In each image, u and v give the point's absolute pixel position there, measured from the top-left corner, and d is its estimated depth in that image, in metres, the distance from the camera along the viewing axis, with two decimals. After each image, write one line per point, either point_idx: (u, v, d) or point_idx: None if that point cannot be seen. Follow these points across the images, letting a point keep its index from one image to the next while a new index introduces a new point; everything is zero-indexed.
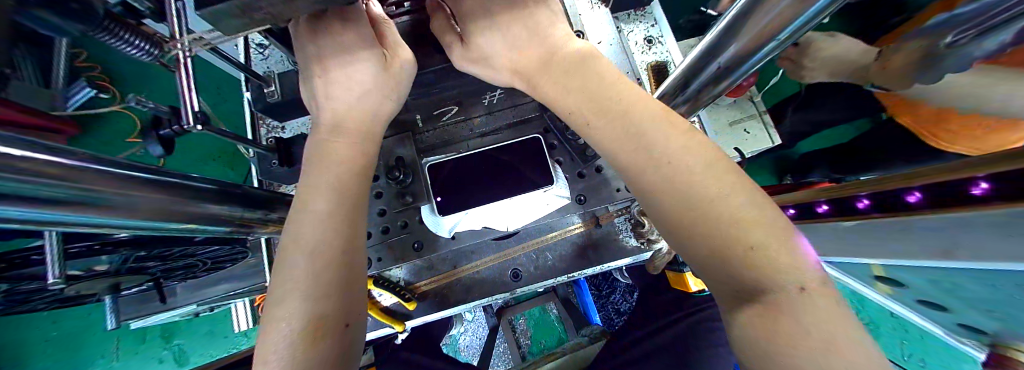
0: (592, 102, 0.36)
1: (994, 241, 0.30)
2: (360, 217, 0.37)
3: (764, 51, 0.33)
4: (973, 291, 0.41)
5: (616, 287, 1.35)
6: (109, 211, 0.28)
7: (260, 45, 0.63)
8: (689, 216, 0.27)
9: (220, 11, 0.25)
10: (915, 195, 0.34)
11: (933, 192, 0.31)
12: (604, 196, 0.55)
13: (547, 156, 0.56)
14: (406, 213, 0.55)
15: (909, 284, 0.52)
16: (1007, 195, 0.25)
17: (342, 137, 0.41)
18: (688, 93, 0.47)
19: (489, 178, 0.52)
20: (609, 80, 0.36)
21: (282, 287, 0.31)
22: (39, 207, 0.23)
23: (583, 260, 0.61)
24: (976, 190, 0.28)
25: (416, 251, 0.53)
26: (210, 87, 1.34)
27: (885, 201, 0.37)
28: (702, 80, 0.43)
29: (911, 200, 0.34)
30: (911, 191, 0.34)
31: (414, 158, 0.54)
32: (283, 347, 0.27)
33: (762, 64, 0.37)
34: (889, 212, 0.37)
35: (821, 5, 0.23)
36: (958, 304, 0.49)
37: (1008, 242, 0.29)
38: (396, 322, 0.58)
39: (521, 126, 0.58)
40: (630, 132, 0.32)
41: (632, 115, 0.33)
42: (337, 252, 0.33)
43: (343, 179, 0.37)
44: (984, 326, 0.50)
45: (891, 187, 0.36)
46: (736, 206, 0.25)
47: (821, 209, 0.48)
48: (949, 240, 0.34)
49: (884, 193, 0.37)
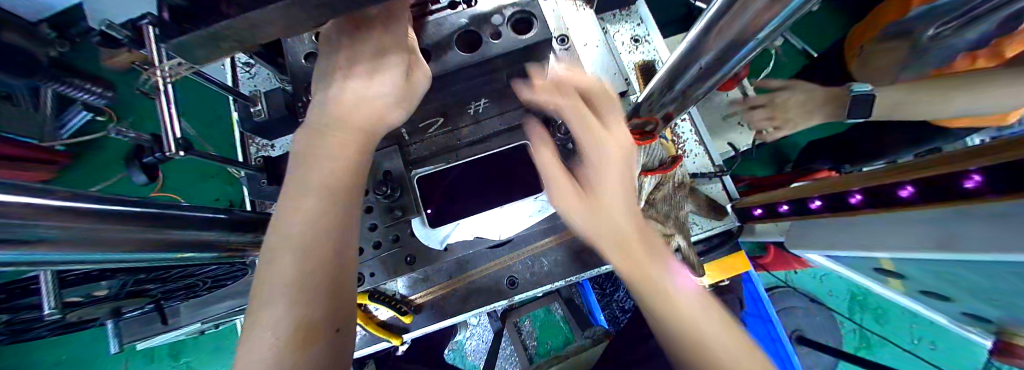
0: (607, 206, 0.37)
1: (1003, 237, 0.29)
2: (354, 212, 0.34)
3: (750, 47, 0.32)
4: (971, 280, 0.41)
5: (620, 285, 1.33)
6: (89, 248, 0.27)
7: (246, 63, 0.62)
8: (690, 339, 0.29)
9: (187, 41, 0.25)
10: (908, 190, 0.33)
11: (928, 186, 0.31)
12: None
13: (537, 162, 0.55)
14: (397, 227, 0.54)
15: (912, 276, 0.51)
16: (1002, 189, 0.24)
17: (337, 132, 0.34)
18: (676, 91, 0.45)
19: (479, 189, 0.53)
20: (618, 185, 0.38)
21: (269, 290, 0.28)
22: (15, 252, 0.22)
23: (579, 265, 0.61)
24: (968, 183, 0.27)
25: (409, 265, 0.53)
26: (197, 105, 1.35)
27: (879, 198, 0.37)
28: (689, 79, 0.42)
29: (904, 195, 0.34)
30: (904, 185, 0.34)
31: (401, 172, 0.52)
32: (269, 355, 0.25)
33: (747, 60, 0.35)
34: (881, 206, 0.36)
35: (791, 8, 0.22)
36: (962, 295, 0.48)
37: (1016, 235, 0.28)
38: (394, 336, 0.58)
39: (509, 134, 0.55)
40: (633, 249, 0.35)
41: (636, 234, 0.36)
42: (328, 253, 0.30)
43: (338, 176, 0.33)
44: (989, 315, 0.49)
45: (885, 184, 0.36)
46: (723, 337, 0.29)
47: (814, 205, 0.46)
48: (959, 231, 0.34)
49: (878, 190, 0.37)
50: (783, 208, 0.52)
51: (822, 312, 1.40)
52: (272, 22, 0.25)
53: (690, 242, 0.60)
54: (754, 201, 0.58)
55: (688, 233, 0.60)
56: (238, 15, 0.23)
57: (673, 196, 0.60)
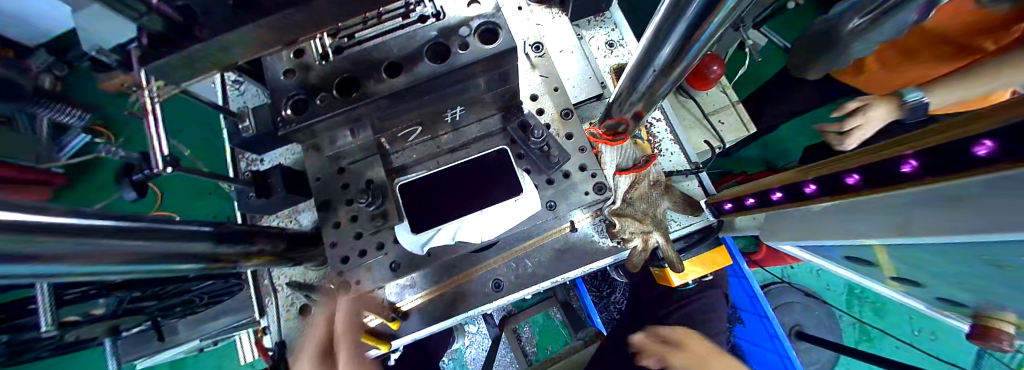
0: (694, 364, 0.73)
1: (951, 220, 0.33)
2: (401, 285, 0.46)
3: (697, 44, 0.33)
4: (937, 264, 0.42)
5: (616, 286, 1.32)
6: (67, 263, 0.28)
7: (236, 82, 0.65)
8: None
9: (162, 65, 0.27)
10: (854, 178, 0.38)
11: (872, 174, 0.36)
12: (573, 200, 0.57)
13: (515, 166, 0.57)
14: (381, 233, 0.55)
15: (884, 263, 0.51)
16: (940, 172, 0.29)
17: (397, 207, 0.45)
18: (640, 92, 0.47)
19: (459, 194, 0.55)
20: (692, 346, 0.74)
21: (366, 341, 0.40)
22: None
23: (562, 265, 0.62)
24: (907, 168, 0.32)
25: (394, 272, 0.55)
26: (185, 126, 1.39)
27: (830, 187, 0.41)
28: (650, 79, 0.44)
29: (850, 182, 0.39)
30: (850, 174, 0.38)
31: (384, 182, 0.54)
32: None
33: (695, 58, 0.38)
34: (833, 195, 0.42)
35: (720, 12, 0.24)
36: (934, 280, 0.49)
37: (963, 220, 0.31)
38: (382, 342, 0.59)
39: (487, 140, 0.58)
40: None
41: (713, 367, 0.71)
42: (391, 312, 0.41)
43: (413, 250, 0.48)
44: (963, 298, 0.50)
45: (835, 171, 0.40)
46: None
47: (776, 197, 0.52)
48: (905, 215, 0.37)
49: (829, 178, 0.41)
50: (749, 201, 0.56)
51: (821, 307, 1.40)
52: (243, 45, 0.27)
53: (669, 238, 0.61)
54: (726, 195, 0.60)
55: (666, 229, 0.62)
56: (206, 39, 0.25)
57: (649, 193, 0.62)
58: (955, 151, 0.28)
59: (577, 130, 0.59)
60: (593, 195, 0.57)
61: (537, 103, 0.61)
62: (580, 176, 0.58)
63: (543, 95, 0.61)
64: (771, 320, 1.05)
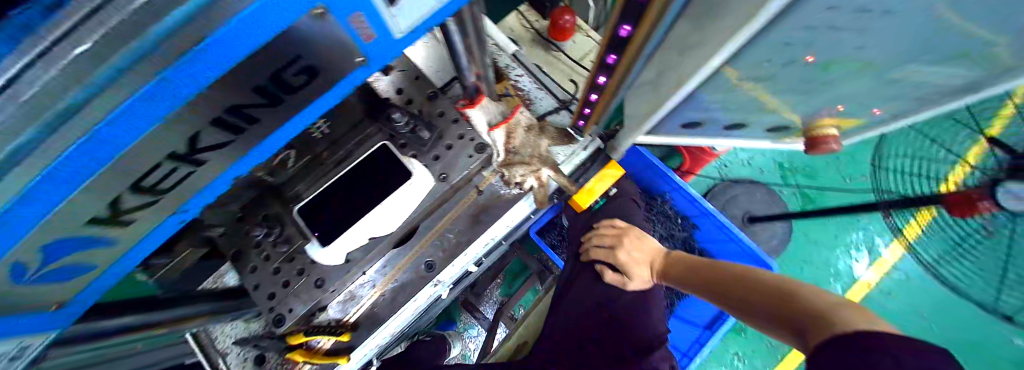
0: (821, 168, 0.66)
1: (692, 53, 0.33)
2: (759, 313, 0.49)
3: (466, 15, 0.44)
4: (735, 99, 0.51)
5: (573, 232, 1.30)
6: None
7: None
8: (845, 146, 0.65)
9: None
10: (611, 57, 0.47)
11: (620, 45, 0.43)
12: (461, 165, 0.64)
13: (400, 155, 0.61)
14: (300, 259, 0.59)
15: (714, 118, 0.60)
16: None
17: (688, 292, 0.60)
18: (465, 55, 0.55)
19: (351, 199, 0.58)
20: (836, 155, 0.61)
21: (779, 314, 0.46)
22: None
23: (481, 224, 0.68)
24: (625, 31, 0.40)
25: (321, 288, 0.59)
26: None
27: (611, 69, 0.49)
28: (459, 42, 0.51)
29: (611, 61, 0.47)
30: (610, 55, 0.47)
31: (277, 212, 0.60)
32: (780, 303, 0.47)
33: (477, 20, 0.47)
34: (616, 76, 0.49)
35: None
36: (757, 114, 0.58)
37: (701, 42, 0.31)
38: (338, 357, 0.60)
39: (367, 142, 0.63)
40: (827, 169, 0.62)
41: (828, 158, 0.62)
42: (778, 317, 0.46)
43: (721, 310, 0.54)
44: (788, 119, 0.59)
45: (599, 59, 0.49)
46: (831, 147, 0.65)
47: (593, 98, 0.59)
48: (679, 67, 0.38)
49: (604, 66, 0.50)
50: (587, 112, 0.64)
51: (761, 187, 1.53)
52: None
53: (557, 170, 0.71)
54: (576, 117, 0.69)
55: (554, 163, 0.71)
56: None
57: (528, 138, 0.70)
58: (635, 13, 0.36)
59: (446, 106, 0.65)
60: (476, 156, 0.64)
61: (403, 94, 0.66)
62: (460, 143, 0.64)
63: (407, 87, 0.67)
64: (713, 214, 1.17)
